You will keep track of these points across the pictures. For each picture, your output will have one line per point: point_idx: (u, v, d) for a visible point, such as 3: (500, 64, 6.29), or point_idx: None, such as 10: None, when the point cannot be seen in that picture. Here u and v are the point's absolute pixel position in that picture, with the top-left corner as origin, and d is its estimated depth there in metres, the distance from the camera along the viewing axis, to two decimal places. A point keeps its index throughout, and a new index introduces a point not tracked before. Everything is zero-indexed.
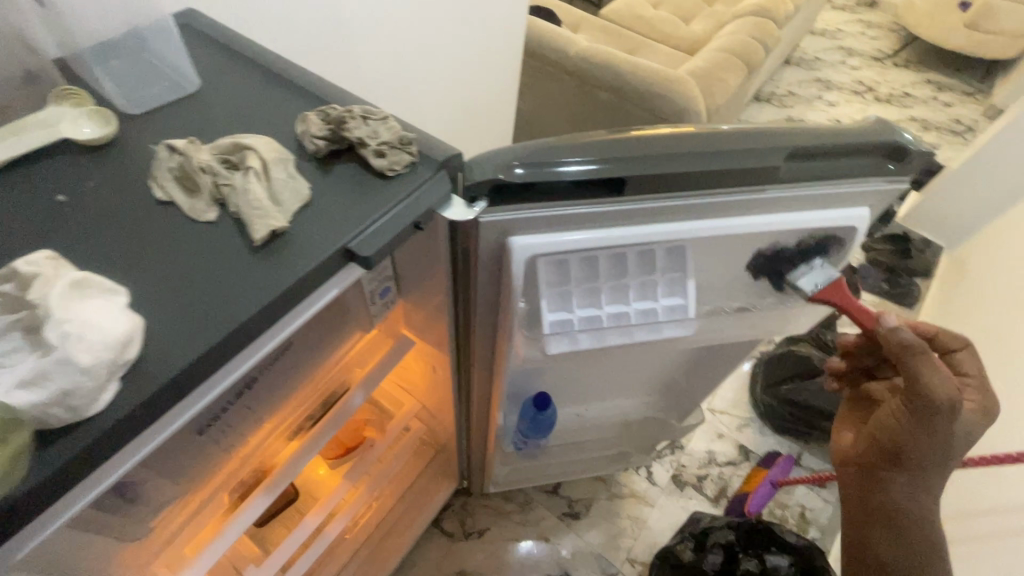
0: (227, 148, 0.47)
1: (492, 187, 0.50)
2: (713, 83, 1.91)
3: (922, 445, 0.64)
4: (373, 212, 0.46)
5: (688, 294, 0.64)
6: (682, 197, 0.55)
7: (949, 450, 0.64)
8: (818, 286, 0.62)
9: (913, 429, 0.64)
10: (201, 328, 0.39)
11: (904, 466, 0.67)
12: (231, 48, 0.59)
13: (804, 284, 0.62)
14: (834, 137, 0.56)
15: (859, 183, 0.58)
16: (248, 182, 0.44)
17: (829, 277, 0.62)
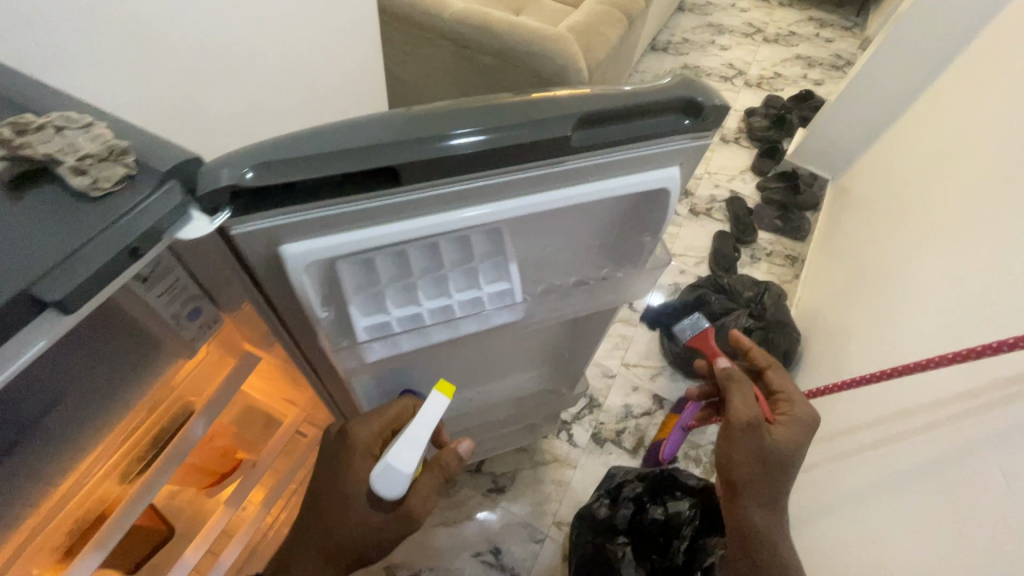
0: None
1: (233, 194, 0.44)
2: (593, 36, 1.87)
3: (743, 459, 0.89)
4: (72, 241, 0.38)
5: (512, 277, 0.61)
6: (468, 180, 0.51)
7: (770, 464, 0.88)
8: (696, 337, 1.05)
9: (729, 441, 0.91)
10: None
11: (739, 483, 0.91)
12: None
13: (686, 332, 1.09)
14: (626, 97, 0.53)
15: (657, 143, 0.56)
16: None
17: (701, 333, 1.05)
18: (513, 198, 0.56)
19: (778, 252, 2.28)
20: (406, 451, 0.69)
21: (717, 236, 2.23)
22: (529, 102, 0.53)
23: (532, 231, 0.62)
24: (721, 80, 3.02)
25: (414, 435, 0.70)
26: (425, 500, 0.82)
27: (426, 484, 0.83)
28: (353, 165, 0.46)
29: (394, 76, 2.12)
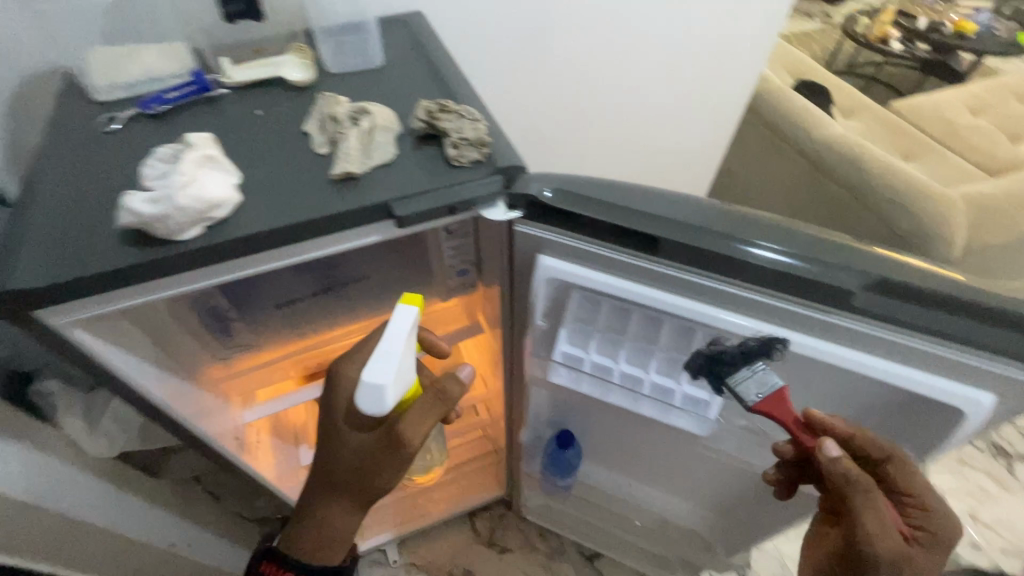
0: (359, 109, 0.61)
1: (531, 202, 0.54)
2: (994, 216, 1.51)
3: None
4: (425, 184, 0.55)
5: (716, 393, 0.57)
6: (714, 280, 0.52)
7: None
8: (759, 395, 0.50)
9: None
10: (268, 218, 0.52)
11: None
12: (423, 45, 0.74)
13: (748, 389, 0.51)
14: (926, 279, 0.47)
15: (895, 331, 0.48)
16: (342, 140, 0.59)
17: (771, 383, 0.50)
18: (760, 318, 0.52)
19: None
20: (380, 366, 0.55)
21: None
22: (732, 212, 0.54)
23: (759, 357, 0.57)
24: None
25: (385, 349, 0.55)
26: (420, 425, 0.61)
27: (419, 409, 0.61)
28: (625, 221, 0.51)
29: (731, 170, 2.13)
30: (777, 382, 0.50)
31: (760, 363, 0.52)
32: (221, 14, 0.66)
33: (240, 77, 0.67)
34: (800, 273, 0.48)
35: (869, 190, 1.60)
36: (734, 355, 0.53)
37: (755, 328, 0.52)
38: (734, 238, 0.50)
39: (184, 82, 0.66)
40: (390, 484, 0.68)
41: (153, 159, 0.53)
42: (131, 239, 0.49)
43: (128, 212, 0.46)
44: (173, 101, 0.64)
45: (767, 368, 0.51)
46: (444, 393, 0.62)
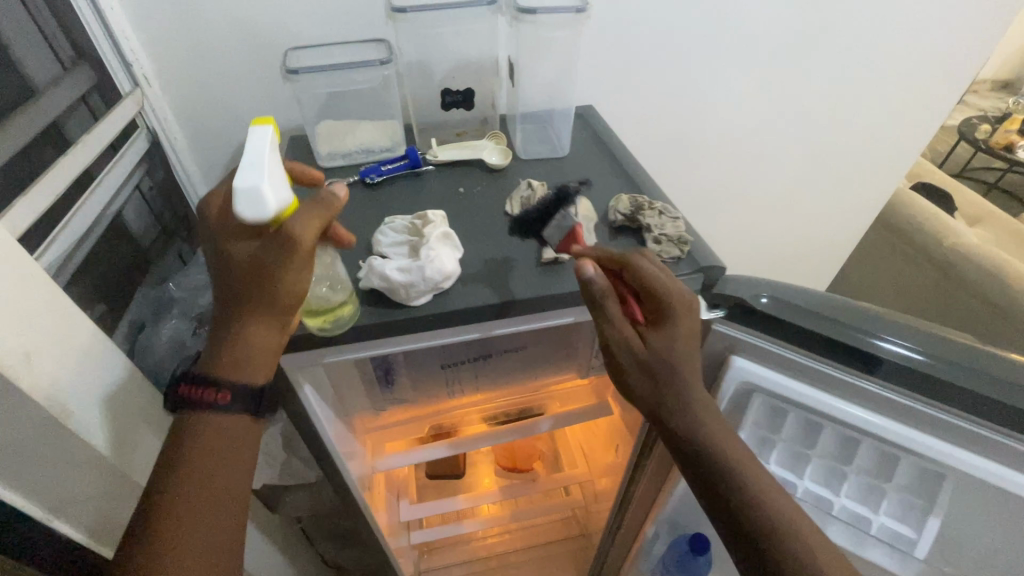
0: (560, 198, 0.66)
1: (735, 305, 0.55)
2: None
3: None
4: (629, 276, 0.57)
5: (925, 533, 0.52)
6: (932, 407, 0.49)
7: None
8: (558, 237, 0.59)
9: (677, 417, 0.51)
10: (485, 294, 0.55)
11: None
12: (603, 138, 0.80)
13: (552, 237, 0.60)
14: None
15: None
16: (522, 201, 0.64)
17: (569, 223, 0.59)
18: (994, 459, 0.48)
19: None
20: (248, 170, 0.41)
21: None
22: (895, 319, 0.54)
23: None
24: None
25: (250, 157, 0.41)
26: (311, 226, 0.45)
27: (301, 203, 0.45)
28: (845, 337, 0.51)
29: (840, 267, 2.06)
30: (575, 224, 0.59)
31: (562, 214, 0.61)
32: (441, 102, 0.77)
33: (444, 156, 0.74)
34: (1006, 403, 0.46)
35: (1014, 307, 1.47)
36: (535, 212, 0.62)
37: (989, 469, 0.48)
38: (919, 350, 0.49)
39: (398, 157, 0.74)
40: (296, 292, 0.47)
41: (388, 229, 0.58)
42: (366, 299, 0.54)
43: (378, 278, 0.51)
44: (389, 174, 0.72)
45: (569, 215, 0.61)
46: (332, 197, 0.47)
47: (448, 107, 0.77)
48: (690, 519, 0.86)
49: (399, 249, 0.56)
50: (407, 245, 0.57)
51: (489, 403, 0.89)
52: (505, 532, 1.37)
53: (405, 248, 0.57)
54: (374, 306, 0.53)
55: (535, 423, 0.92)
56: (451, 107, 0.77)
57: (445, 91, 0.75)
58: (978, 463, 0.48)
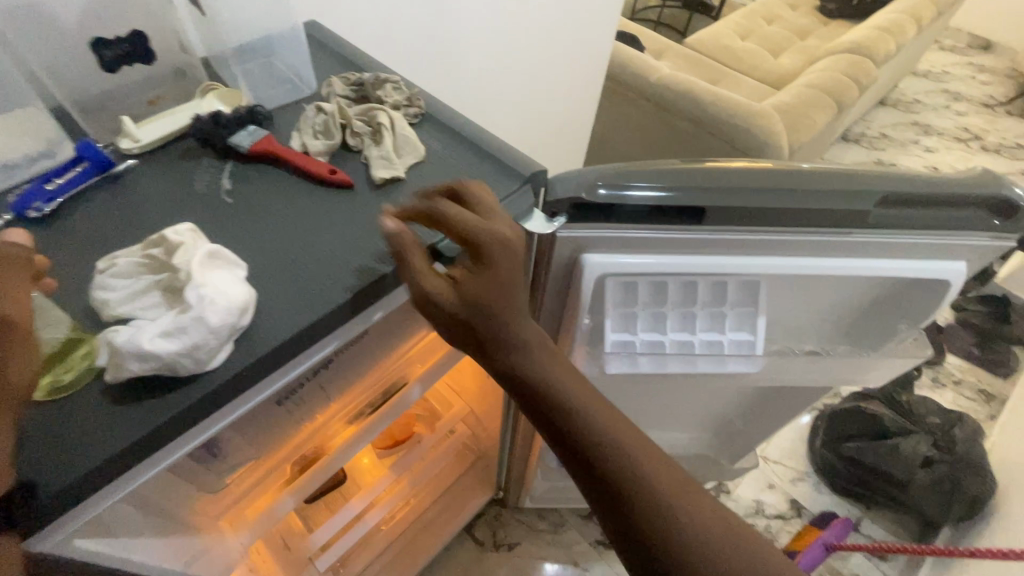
0: (359, 112, 0.56)
1: (575, 205, 0.52)
2: (799, 119, 1.85)
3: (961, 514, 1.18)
4: (464, 214, 0.49)
5: (759, 331, 0.64)
6: (756, 231, 0.55)
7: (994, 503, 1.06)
8: (250, 140, 0.52)
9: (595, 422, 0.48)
10: (305, 306, 0.42)
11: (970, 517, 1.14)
12: (352, 59, 0.65)
13: (242, 139, 0.52)
14: (930, 186, 0.54)
15: (899, 234, 0.55)
16: (266, 140, 0.52)
17: (260, 131, 0.52)
18: (794, 257, 0.58)
19: (967, 382, 1.96)
20: None
21: None
22: (702, 164, 0.56)
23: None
24: None
25: None
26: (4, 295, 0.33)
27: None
28: (681, 200, 0.52)
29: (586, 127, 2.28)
30: (267, 133, 0.53)
31: (253, 126, 0.53)
32: (98, 63, 0.54)
33: (149, 135, 0.52)
34: (800, 206, 0.53)
35: (709, 119, 1.83)
36: (228, 114, 0.53)
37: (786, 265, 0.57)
38: (732, 187, 0.53)
39: (67, 163, 0.49)
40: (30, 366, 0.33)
41: (108, 280, 0.38)
42: (129, 396, 0.36)
43: (139, 360, 0.34)
44: (68, 190, 0.47)
45: (257, 128, 0.53)
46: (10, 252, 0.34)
47: (113, 67, 0.54)
48: None
49: (147, 302, 0.38)
50: (159, 288, 0.38)
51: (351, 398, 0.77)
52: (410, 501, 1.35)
53: (158, 294, 0.38)
54: (150, 396, 0.36)
55: (406, 395, 0.82)
56: (119, 67, 0.54)
57: (100, 42, 0.53)
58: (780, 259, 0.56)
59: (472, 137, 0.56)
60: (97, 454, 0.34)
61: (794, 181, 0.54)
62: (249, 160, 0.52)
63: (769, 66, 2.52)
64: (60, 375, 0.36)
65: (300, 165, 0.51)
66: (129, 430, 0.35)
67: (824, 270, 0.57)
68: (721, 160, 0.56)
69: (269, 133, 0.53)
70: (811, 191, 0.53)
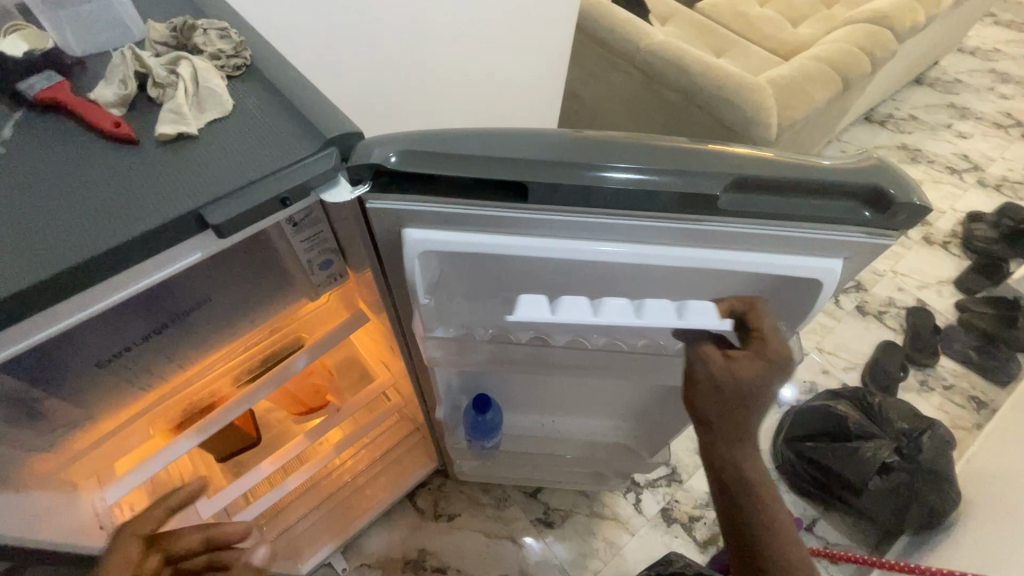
0: (167, 61, 0.51)
1: (377, 172, 0.47)
2: (796, 95, 1.71)
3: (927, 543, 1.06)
4: (246, 176, 0.45)
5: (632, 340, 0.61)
6: (588, 212, 0.50)
7: None
8: (39, 85, 0.48)
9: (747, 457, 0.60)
10: (35, 265, 0.39)
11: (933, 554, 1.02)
12: (196, 4, 0.60)
13: (34, 84, 0.48)
14: (784, 168, 0.48)
15: (754, 224, 0.50)
16: (58, 87, 0.48)
17: (54, 77, 0.49)
18: (640, 244, 0.53)
19: (959, 386, 1.83)
20: None
21: (882, 346, 1.83)
22: (550, 133, 0.51)
23: (634, 277, 0.61)
24: (946, 171, 2.55)
25: None
26: None
27: None
28: (496, 172, 0.47)
29: (576, 94, 2.16)
30: (64, 79, 0.49)
31: (50, 71, 0.50)
32: None
33: None
34: (661, 188, 0.47)
35: (697, 90, 1.71)
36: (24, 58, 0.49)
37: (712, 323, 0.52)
38: (587, 166, 0.48)
39: None
40: None
41: None
42: None
43: None
44: None
45: (54, 73, 0.50)
46: None
47: None
48: (472, 382, 0.88)
49: None
50: None
51: (225, 357, 0.77)
52: (346, 464, 1.37)
53: None
54: None
55: (289, 365, 0.80)
56: None
57: None
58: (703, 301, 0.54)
59: (289, 92, 0.51)
60: None
61: (636, 160, 0.49)
62: (40, 108, 0.49)
63: (785, 36, 2.33)
64: None
65: (84, 119, 0.47)
66: None
67: (670, 257, 0.53)
68: (569, 131, 0.51)
69: (68, 79, 0.50)
70: (658, 170, 0.48)
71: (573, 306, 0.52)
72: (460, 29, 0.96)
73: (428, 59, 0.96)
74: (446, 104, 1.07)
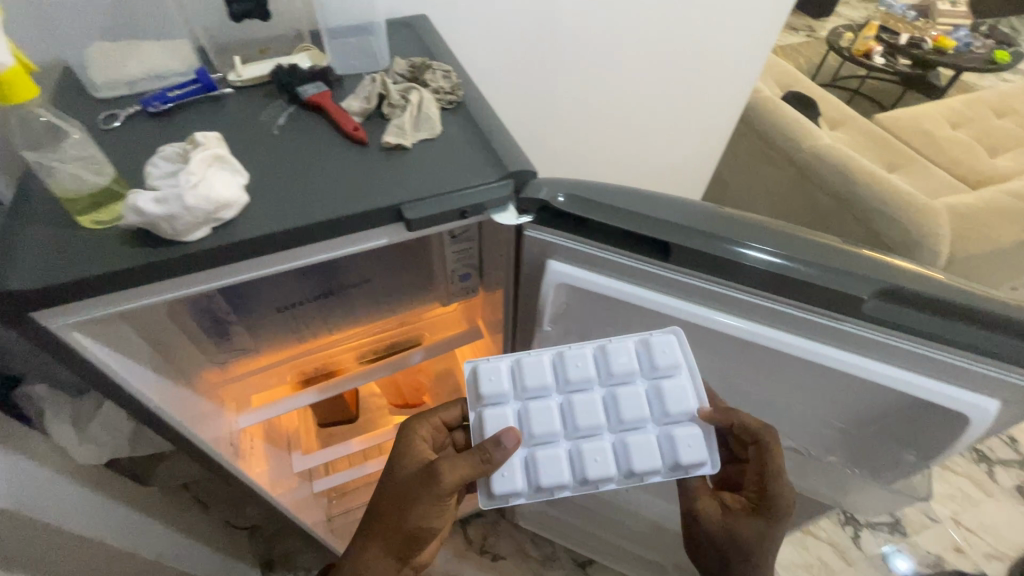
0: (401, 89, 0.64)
1: (543, 207, 0.54)
2: (977, 227, 1.54)
3: None
4: (440, 187, 0.54)
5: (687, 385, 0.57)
6: (715, 282, 0.53)
7: None
8: (311, 91, 0.63)
9: None
10: (277, 219, 0.51)
11: None
12: (429, 50, 0.75)
13: (307, 89, 0.64)
14: (940, 289, 0.48)
15: (899, 338, 0.49)
16: (322, 95, 0.63)
17: (321, 87, 0.64)
18: (774, 328, 0.53)
19: None
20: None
21: None
22: (702, 207, 0.55)
23: (754, 357, 0.60)
24: None
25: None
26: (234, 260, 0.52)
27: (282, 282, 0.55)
28: (648, 230, 0.51)
29: (723, 180, 2.16)
30: (327, 90, 0.64)
31: (320, 82, 0.65)
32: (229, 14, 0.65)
33: (251, 75, 0.67)
34: (794, 275, 0.49)
35: (857, 201, 1.62)
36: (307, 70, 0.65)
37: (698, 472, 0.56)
38: (728, 241, 0.51)
39: (187, 82, 0.65)
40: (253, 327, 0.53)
41: (157, 160, 0.51)
42: (135, 239, 0.48)
43: (134, 212, 0.45)
44: (178, 99, 0.63)
45: (322, 84, 0.65)
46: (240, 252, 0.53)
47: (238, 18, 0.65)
48: None
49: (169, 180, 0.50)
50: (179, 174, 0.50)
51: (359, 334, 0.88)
52: None
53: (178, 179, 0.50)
54: (147, 244, 0.47)
55: (407, 356, 0.89)
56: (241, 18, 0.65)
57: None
58: (694, 434, 0.55)
59: (485, 128, 0.61)
60: (92, 268, 0.46)
61: (783, 248, 0.51)
62: (306, 107, 0.64)
63: (974, 164, 2.13)
64: (101, 210, 0.48)
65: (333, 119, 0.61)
66: (118, 259, 0.46)
67: (789, 348, 0.52)
68: (719, 208, 0.56)
69: (329, 90, 0.64)
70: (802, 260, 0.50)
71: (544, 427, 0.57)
72: (630, 102, 1.04)
73: (594, 122, 1.05)
74: (599, 165, 1.15)
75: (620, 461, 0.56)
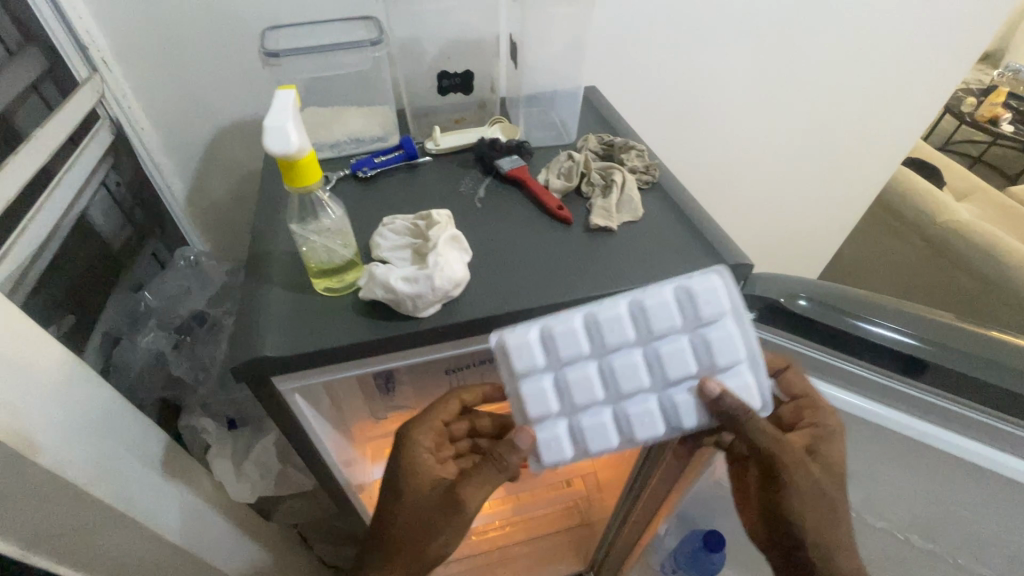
0: (600, 168, 0.64)
1: (765, 306, 0.54)
2: None
3: None
4: (657, 275, 0.53)
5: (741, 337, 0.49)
6: (943, 399, 0.50)
7: None
8: (510, 165, 0.64)
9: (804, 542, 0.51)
10: (499, 300, 0.51)
11: None
12: (610, 122, 0.75)
13: (506, 164, 0.65)
14: None
15: None
16: (521, 170, 0.64)
17: (519, 161, 0.65)
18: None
19: None
20: (283, 116, 0.39)
21: None
22: (907, 309, 0.53)
23: (998, 491, 0.52)
24: None
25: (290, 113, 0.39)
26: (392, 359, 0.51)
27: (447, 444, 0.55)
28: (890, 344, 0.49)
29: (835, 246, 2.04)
30: (524, 164, 0.65)
31: (516, 156, 0.66)
32: (437, 88, 0.72)
33: (447, 144, 0.69)
34: (932, 358, 0.48)
35: (1006, 284, 1.48)
36: (505, 144, 0.67)
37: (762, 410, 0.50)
38: (869, 314, 0.52)
39: (391, 149, 0.68)
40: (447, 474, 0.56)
41: (387, 232, 0.53)
42: (370, 312, 0.49)
43: (382, 288, 0.46)
44: (384, 165, 0.66)
45: (518, 158, 0.66)
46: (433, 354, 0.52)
47: (445, 93, 0.73)
48: (704, 513, 0.84)
49: (401, 255, 0.52)
50: (410, 249, 0.52)
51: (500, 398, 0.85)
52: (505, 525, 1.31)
53: (409, 254, 0.51)
54: (382, 318, 0.48)
55: None
56: (448, 92, 0.72)
57: (444, 75, 0.71)
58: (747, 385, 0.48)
59: (688, 213, 0.60)
60: (334, 339, 0.47)
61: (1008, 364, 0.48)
62: (503, 181, 0.65)
63: None
64: (338, 278, 0.50)
65: (533, 196, 0.62)
66: (357, 332, 0.47)
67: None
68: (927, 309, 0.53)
69: (526, 165, 0.65)
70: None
71: (581, 387, 0.49)
72: None
73: None
74: None
75: (670, 418, 0.50)
